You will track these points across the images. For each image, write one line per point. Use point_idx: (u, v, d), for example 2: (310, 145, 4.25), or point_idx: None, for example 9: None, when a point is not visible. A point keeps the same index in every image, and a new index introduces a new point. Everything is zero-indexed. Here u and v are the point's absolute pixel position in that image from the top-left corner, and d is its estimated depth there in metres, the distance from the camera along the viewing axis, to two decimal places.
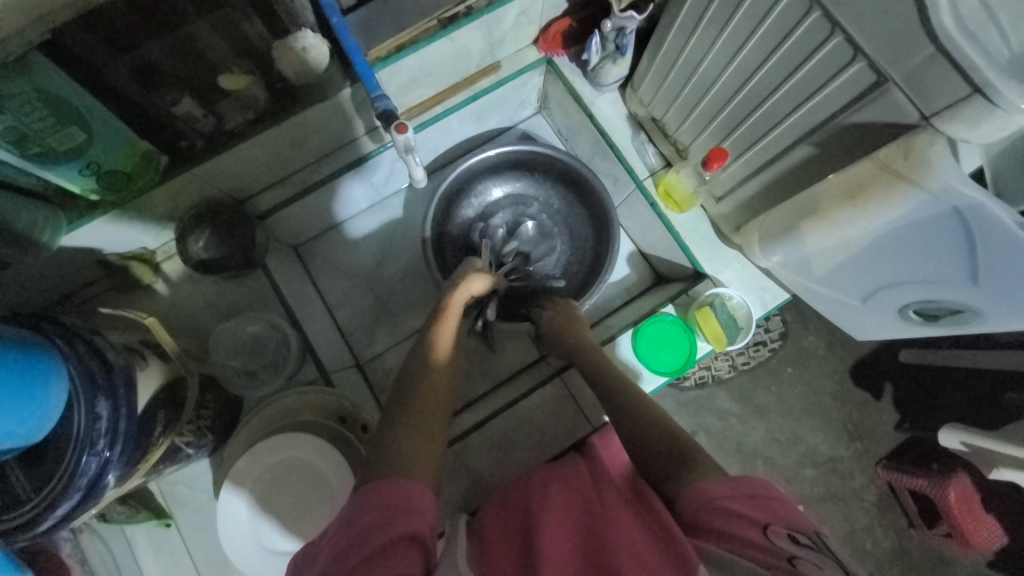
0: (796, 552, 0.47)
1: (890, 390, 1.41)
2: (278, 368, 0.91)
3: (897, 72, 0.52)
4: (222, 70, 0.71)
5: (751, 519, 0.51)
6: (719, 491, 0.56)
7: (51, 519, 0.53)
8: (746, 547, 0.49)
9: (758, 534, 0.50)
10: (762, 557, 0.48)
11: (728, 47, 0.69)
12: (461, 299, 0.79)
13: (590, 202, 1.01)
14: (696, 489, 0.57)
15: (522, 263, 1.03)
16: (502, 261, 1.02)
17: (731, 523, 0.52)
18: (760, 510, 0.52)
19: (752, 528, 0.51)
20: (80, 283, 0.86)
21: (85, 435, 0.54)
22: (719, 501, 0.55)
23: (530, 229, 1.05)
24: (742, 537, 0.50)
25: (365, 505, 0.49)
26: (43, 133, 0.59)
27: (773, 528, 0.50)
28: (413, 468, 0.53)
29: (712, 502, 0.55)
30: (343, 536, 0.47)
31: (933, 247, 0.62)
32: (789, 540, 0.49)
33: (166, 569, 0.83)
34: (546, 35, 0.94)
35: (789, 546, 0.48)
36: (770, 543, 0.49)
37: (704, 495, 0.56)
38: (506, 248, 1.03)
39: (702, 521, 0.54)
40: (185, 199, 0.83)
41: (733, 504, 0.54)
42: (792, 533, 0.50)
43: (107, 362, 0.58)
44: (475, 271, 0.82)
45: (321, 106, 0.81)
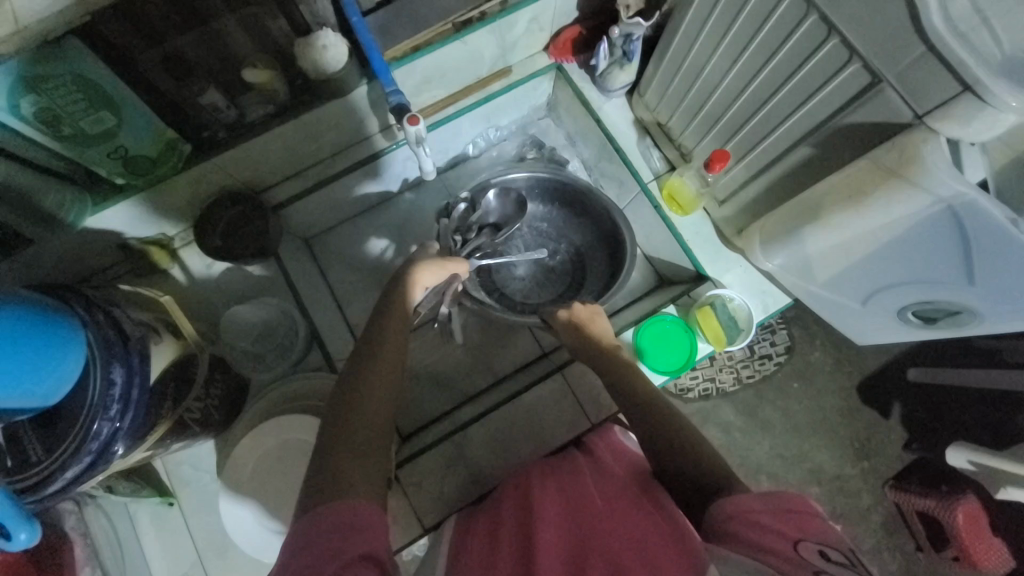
0: (826, 567, 0.48)
1: (898, 408, 1.39)
2: (286, 353, 0.93)
3: (891, 72, 0.55)
4: (246, 65, 0.75)
5: (783, 534, 0.51)
6: (750, 503, 0.55)
7: (59, 481, 0.55)
8: (774, 556, 0.49)
9: (789, 548, 0.50)
10: (791, 567, 0.48)
11: (729, 51, 0.72)
12: (408, 296, 0.72)
13: (599, 222, 1.01)
14: (726, 503, 0.57)
15: (489, 240, 0.96)
16: (466, 237, 0.95)
17: (760, 534, 0.52)
18: (789, 525, 0.52)
19: (783, 541, 0.51)
20: (100, 264, 0.90)
21: (99, 400, 0.56)
22: (749, 514, 0.54)
23: (494, 201, 0.97)
24: (772, 549, 0.50)
25: (319, 530, 0.48)
26: (76, 115, 0.63)
27: (804, 543, 0.51)
28: (374, 480, 0.53)
29: (742, 514, 0.54)
30: (315, 545, 0.47)
31: (931, 249, 0.63)
32: (818, 555, 0.49)
33: (168, 548, 0.84)
34: (556, 42, 0.97)
35: (818, 561, 0.49)
36: (798, 556, 0.49)
37: (734, 507, 0.56)
38: (469, 224, 0.95)
39: (728, 530, 0.54)
40: (206, 187, 0.87)
41: (763, 517, 0.53)
42: (821, 549, 0.50)
43: (124, 333, 0.60)
44: (425, 261, 0.76)
45: (340, 101, 0.84)
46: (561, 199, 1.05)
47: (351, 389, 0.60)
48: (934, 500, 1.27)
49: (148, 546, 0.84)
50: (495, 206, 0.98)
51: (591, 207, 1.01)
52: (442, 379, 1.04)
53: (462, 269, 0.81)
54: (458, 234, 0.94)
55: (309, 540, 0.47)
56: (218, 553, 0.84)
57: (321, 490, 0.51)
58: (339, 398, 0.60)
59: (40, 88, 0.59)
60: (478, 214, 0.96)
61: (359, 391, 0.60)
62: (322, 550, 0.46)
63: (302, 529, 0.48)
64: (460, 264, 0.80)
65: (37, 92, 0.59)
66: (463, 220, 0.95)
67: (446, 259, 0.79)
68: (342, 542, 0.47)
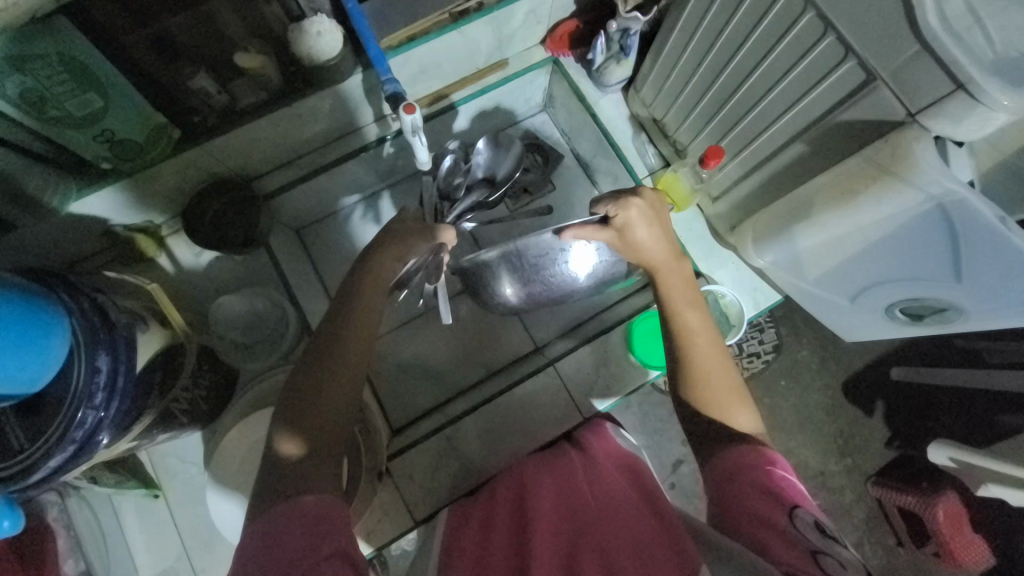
0: (814, 538, 0.51)
1: (881, 406, 1.42)
2: (276, 344, 0.91)
3: (886, 70, 0.55)
4: (239, 49, 0.73)
5: (780, 500, 0.54)
6: (754, 468, 0.58)
7: (43, 470, 0.54)
8: (770, 529, 0.52)
9: (782, 516, 0.53)
10: (785, 539, 0.51)
11: (726, 47, 0.72)
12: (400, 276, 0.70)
13: None
14: (732, 460, 0.60)
15: (480, 200, 0.90)
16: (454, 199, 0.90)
17: (759, 500, 0.55)
18: (789, 495, 0.56)
19: (777, 510, 0.54)
20: (84, 252, 0.87)
21: (84, 387, 0.55)
22: (749, 475, 0.58)
23: (484, 155, 0.93)
24: (766, 520, 0.53)
25: (309, 520, 0.49)
26: (63, 96, 0.62)
27: (799, 513, 0.54)
28: None
29: (740, 478, 0.58)
30: (309, 531, 0.49)
31: (920, 245, 0.64)
32: (811, 527, 0.53)
33: (153, 540, 0.83)
34: (553, 35, 0.96)
35: (810, 534, 0.52)
36: (793, 527, 0.52)
37: (739, 468, 0.59)
38: (456, 180, 0.91)
39: (729, 494, 0.58)
40: (195, 174, 0.85)
41: (765, 482, 0.57)
42: (814, 521, 0.54)
43: (109, 320, 0.59)
44: (416, 236, 0.72)
45: (333, 89, 0.83)
46: None
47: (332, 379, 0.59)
48: (915, 497, 1.27)
49: (133, 539, 0.82)
50: (484, 159, 0.93)
51: None
52: (434, 374, 1.02)
53: (446, 238, 0.74)
54: (445, 195, 0.90)
55: (289, 532, 0.48)
56: (204, 545, 0.83)
57: (297, 489, 0.52)
58: (318, 391, 0.59)
59: (26, 68, 0.58)
60: (466, 170, 0.92)
61: None
62: (298, 542, 0.47)
63: (286, 520, 0.49)
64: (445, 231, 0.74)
65: (22, 72, 0.58)
66: (451, 176, 0.91)
67: (430, 231, 0.73)
68: (318, 536, 0.49)
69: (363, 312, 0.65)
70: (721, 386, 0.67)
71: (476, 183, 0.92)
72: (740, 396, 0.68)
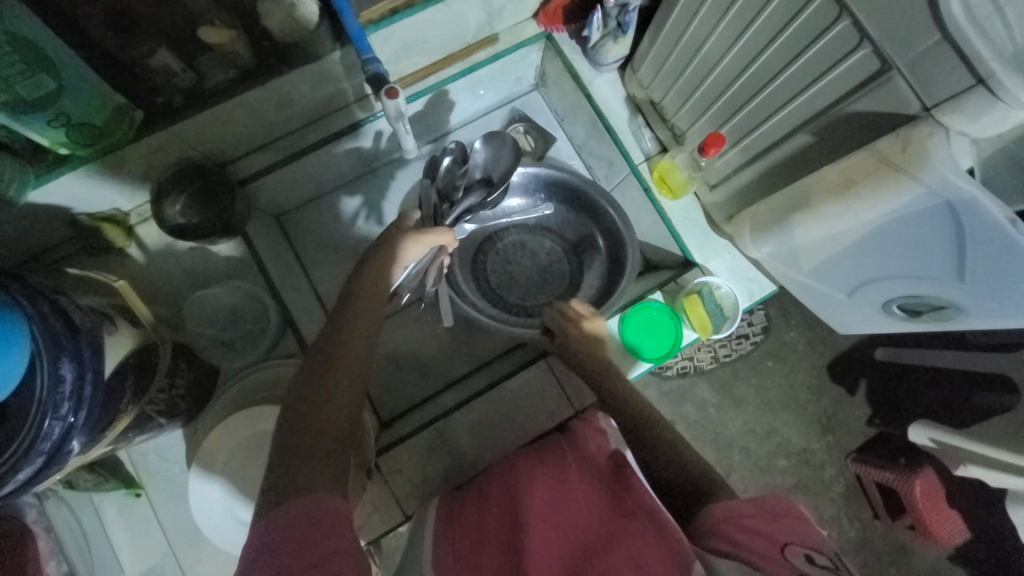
0: (810, 570, 0.49)
1: (865, 386, 1.44)
2: (258, 338, 0.88)
3: (903, 60, 0.52)
4: (203, 22, 0.67)
5: (770, 537, 0.53)
6: (740, 508, 0.57)
7: (11, 484, 0.51)
8: (762, 561, 0.50)
9: (775, 550, 0.51)
10: (777, 570, 0.49)
11: (731, 28, 0.68)
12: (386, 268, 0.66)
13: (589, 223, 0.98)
14: (717, 508, 0.59)
15: (479, 202, 0.85)
16: (452, 200, 0.84)
17: (749, 537, 0.54)
18: (779, 529, 0.54)
19: (770, 546, 0.52)
20: (47, 243, 0.82)
21: (48, 398, 0.51)
22: (736, 518, 0.56)
23: (483, 155, 0.86)
24: (758, 552, 0.51)
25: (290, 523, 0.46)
26: (13, 78, 0.56)
27: (791, 547, 0.52)
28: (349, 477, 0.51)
29: (732, 519, 0.56)
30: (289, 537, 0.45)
31: (925, 242, 0.62)
32: (804, 558, 0.51)
33: (136, 540, 0.81)
34: (546, 8, 0.91)
35: (805, 565, 0.50)
36: (785, 559, 0.50)
37: (725, 512, 0.58)
38: (455, 181, 0.85)
39: (718, 532, 0.56)
40: (162, 159, 0.79)
41: (752, 520, 0.55)
42: (808, 552, 0.51)
43: (72, 325, 0.55)
44: (405, 237, 0.69)
45: (312, 68, 0.77)
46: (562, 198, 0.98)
47: (321, 379, 0.56)
48: (895, 474, 1.32)
49: (116, 538, 0.81)
50: (482, 159, 0.86)
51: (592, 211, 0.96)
52: (421, 364, 1.00)
53: (447, 238, 0.73)
54: (443, 197, 0.83)
55: (282, 540, 0.45)
56: (190, 544, 0.82)
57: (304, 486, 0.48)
58: (310, 392, 0.55)
59: None
60: (465, 171, 0.85)
61: (329, 382, 0.56)
62: (289, 544, 0.45)
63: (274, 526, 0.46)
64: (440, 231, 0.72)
65: None
66: (449, 176, 0.84)
67: (426, 230, 0.71)
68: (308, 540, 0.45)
69: (360, 307, 0.62)
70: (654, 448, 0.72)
71: (473, 184, 0.86)
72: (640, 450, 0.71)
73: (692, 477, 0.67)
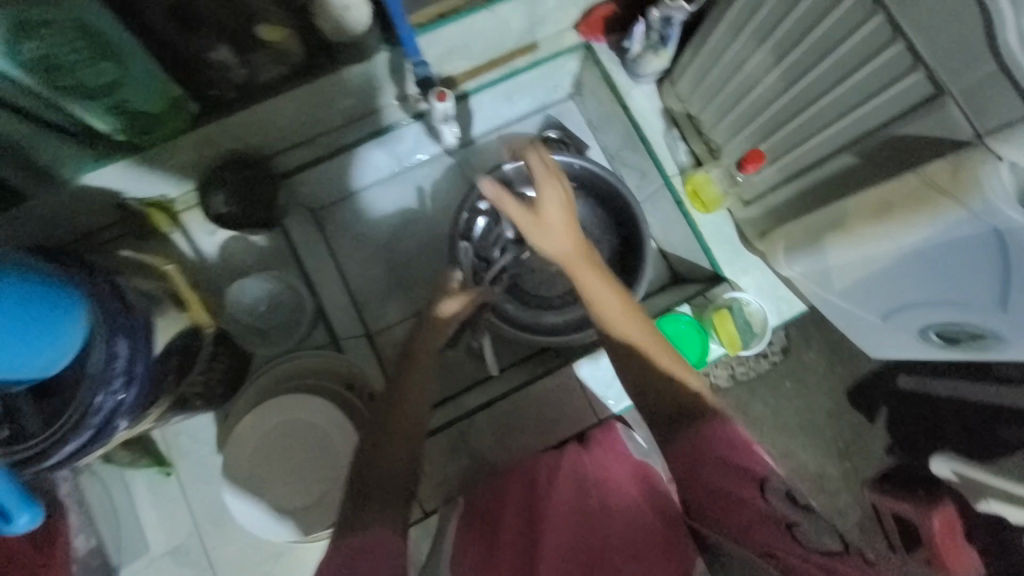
0: (787, 514, 0.51)
1: (884, 413, 1.41)
2: (291, 329, 0.91)
3: (957, 85, 0.52)
4: (259, 20, 0.70)
5: (750, 477, 0.52)
6: (721, 447, 0.54)
7: (58, 454, 0.53)
8: (742, 508, 0.52)
9: (754, 493, 0.52)
10: (755, 518, 0.52)
11: (778, 47, 0.69)
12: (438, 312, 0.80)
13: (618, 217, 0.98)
14: (693, 435, 0.55)
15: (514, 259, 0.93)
16: (490, 259, 0.92)
17: (732, 480, 0.53)
18: (759, 465, 0.52)
19: (749, 489, 0.52)
20: (97, 224, 0.85)
21: (102, 373, 0.54)
22: (716, 449, 0.54)
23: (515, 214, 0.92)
24: (738, 498, 0.52)
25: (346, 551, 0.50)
26: (76, 65, 0.61)
27: (769, 483, 0.52)
28: None
29: (708, 453, 0.54)
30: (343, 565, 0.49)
31: (968, 270, 0.61)
32: (783, 498, 0.52)
33: (162, 516, 0.83)
34: (587, 19, 0.92)
35: (781, 505, 0.51)
36: (763, 503, 0.52)
37: (700, 441, 0.55)
38: (491, 242, 0.91)
39: (697, 467, 0.54)
40: (211, 150, 0.82)
41: (731, 458, 0.53)
42: (786, 490, 0.52)
43: (127, 304, 0.57)
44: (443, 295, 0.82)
45: (359, 68, 0.79)
46: (594, 188, 0.98)
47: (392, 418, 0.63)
48: (912, 503, 1.21)
49: (144, 514, 0.83)
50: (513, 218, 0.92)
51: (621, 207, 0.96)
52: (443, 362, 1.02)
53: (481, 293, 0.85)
54: (482, 256, 0.91)
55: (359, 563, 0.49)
56: (213, 525, 0.83)
57: (363, 519, 0.53)
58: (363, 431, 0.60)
59: (37, 35, 0.56)
60: (500, 230, 0.91)
61: None
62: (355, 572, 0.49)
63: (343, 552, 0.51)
64: (553, 188, 0.71)
65: (34, 38, 0.56)
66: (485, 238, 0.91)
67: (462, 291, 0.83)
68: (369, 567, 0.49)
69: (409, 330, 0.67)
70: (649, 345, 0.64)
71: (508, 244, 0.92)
72: (680, 364, 0.63)
73: (700, 449, 0.54)
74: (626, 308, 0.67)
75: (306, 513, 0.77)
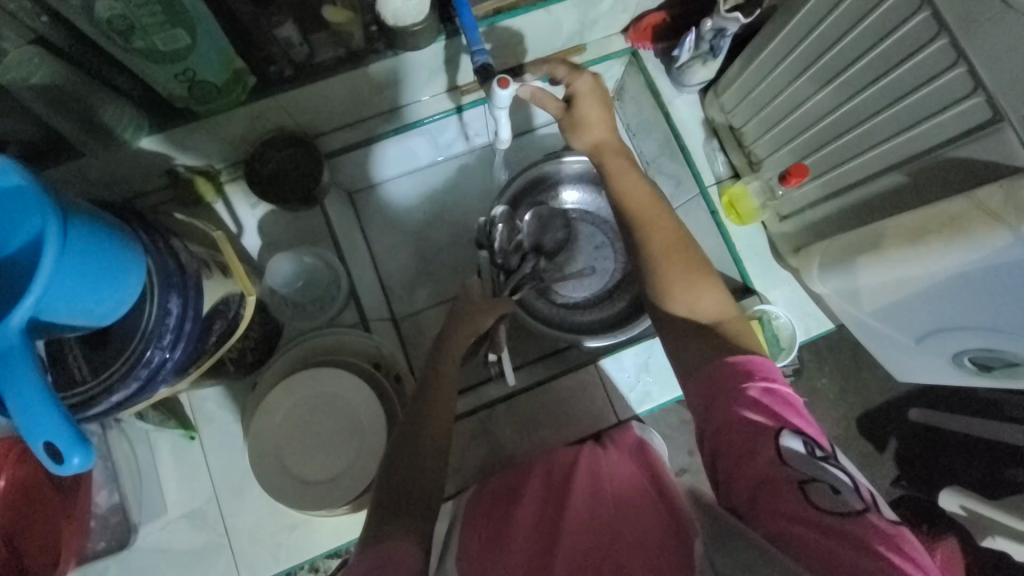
0: (800, 467, 0.52)
1: (895, 445, 1.40)
2: (324, 305, 0.90)
3: (1018, 111, 0.53)
4: (327, 2, 0.71)
5: (763, 428, 0.55)
6: (737, 401, 0.57)
7: (103, 404, 0.56)
8: (757, 464, 0.54)
9: (767, 444, 0.54)
10: (770, 473, 0.53)
11: (832, 64, 0.70)
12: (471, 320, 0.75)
13: None
14: (708, 385, 0.59)
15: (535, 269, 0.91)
16: (510, 268, 0.89)
17: (745, 432, 0.55)
18: (769, 416, 0.55)
19: (762, 442, 0.54)
20: (144, 188, 0.87)
21: (154, 328, 0.55)
22: (731, 398, 0.57)
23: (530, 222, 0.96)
24: (751, 451, 0.54)
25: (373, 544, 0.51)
26: (150, 28, 0.60)
27: (782, 433, 0.54)
28: None
29: (726, 410, 0.57)
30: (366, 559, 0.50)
31: (1011, 299, 0.61)
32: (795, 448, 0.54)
33: (182, 480, 0.84)
34: (637, 26, 0.93)
35: (795, 458, 0.53)
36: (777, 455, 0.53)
37: (717, 393, 0.58)
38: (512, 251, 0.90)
39: (717, 424, 0.57)
40: (263, 124, 0.84)
41: (744, 407, 0.56)
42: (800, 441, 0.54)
43: (181, 263, 0.59)
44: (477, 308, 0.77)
45: (412, 55, 0.81)
46: None
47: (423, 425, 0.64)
48: None
49: (165, 475, 0.84)
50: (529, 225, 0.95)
51: None
52: None
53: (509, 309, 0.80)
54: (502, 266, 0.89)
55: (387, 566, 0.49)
56: (231, 493, 0.84)
57: (388, 529, 0.53)
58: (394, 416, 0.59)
59: None
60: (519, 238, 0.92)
61: None
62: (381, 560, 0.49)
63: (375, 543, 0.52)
64: (584, 79, 0.77)
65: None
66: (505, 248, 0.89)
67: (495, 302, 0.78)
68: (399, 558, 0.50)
69: None
70: (695, 284, 0.68)
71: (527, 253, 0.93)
72: (705, 271, 0.69)
73: (720, 386, 0.59)
74: (654, 202, 0.74)
75: (326, 488, 0.78)
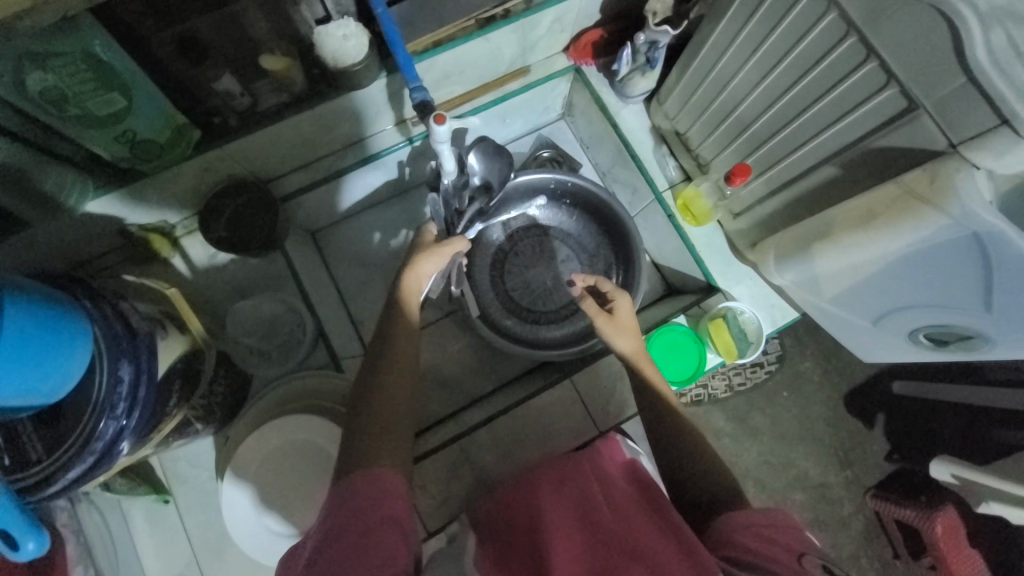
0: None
1: (882, 420, 1.42)
2: (292, 349, 0.91)
3: (929, 99, 0.56)
4: (264, 51, 0.73)
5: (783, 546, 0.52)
6: (752, 520, 0.56)
7: (61, 482, 0.54)
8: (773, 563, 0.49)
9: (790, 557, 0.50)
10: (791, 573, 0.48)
11: (758, 67, 0.72)
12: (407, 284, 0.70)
13: (612, 233, 1.00)
14: (727, 519, 0.58)
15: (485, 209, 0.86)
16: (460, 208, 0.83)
17: (760, 543, 0.53)
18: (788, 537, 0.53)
19: (783, 552, 0.51)
20: (96, 252, 0.85)
21: (106, 397, 0.54)
22: (746, 529, 0.55)
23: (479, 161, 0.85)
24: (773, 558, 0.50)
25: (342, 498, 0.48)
26: (84, 95, 0.61)
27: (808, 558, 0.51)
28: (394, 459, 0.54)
29: (739, 529, 0.56)
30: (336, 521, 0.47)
31: (951, 272, 0.63)
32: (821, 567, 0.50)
33: (161, 545, 0.82)
34: (576, 44, 0.96)
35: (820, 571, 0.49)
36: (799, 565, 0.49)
37: (732, 524, 0.57)
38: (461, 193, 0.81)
39: (732, 540, 0.55)
40: (214, 175, 0.84)
41: (760, 529, 0.55)
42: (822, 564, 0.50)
43: (131, 328, 0.58)
44: (421, 251, 0.73)
45: (356, 94, 0.82)
46: (584, 205, 1.01)
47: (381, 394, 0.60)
48: (913, 510, 1.25)
49: (141, 544, 0.81)
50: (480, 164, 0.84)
51: (614, 220, 0.98)
52: (444, 379, 1.03)
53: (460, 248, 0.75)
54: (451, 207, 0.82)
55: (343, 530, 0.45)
56: (213, 553, 0.82)
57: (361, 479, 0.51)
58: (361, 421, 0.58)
59: (46, 64, 0.56)
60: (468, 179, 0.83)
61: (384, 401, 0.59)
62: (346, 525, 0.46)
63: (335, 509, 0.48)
64: (626, 301, 0.81)
65: (43, 68, 0.56)
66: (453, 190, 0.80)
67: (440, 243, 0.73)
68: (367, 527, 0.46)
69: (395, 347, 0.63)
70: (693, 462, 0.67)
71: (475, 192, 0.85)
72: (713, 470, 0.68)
73: (732, 531, 0.56)
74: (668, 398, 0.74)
75: None
